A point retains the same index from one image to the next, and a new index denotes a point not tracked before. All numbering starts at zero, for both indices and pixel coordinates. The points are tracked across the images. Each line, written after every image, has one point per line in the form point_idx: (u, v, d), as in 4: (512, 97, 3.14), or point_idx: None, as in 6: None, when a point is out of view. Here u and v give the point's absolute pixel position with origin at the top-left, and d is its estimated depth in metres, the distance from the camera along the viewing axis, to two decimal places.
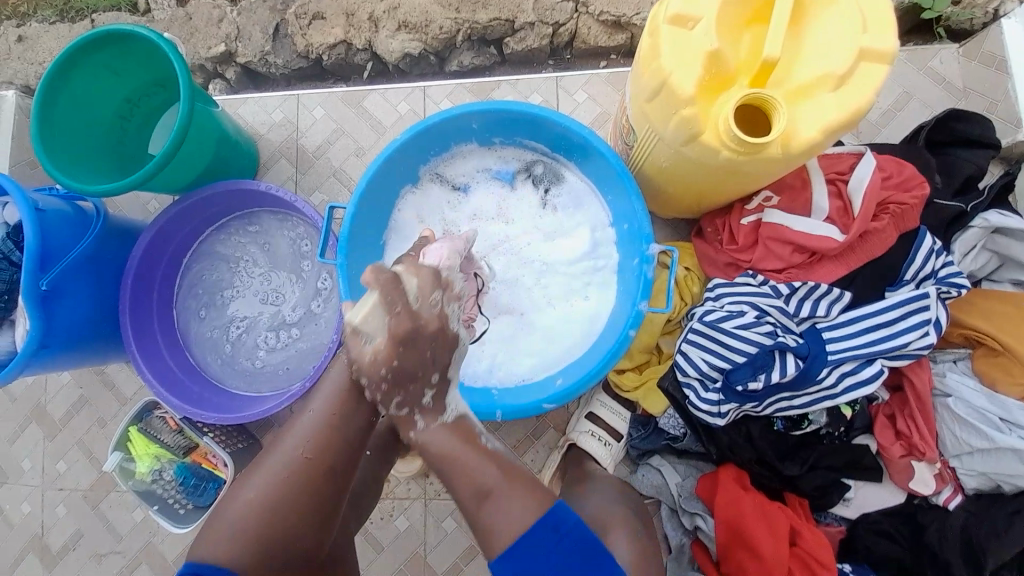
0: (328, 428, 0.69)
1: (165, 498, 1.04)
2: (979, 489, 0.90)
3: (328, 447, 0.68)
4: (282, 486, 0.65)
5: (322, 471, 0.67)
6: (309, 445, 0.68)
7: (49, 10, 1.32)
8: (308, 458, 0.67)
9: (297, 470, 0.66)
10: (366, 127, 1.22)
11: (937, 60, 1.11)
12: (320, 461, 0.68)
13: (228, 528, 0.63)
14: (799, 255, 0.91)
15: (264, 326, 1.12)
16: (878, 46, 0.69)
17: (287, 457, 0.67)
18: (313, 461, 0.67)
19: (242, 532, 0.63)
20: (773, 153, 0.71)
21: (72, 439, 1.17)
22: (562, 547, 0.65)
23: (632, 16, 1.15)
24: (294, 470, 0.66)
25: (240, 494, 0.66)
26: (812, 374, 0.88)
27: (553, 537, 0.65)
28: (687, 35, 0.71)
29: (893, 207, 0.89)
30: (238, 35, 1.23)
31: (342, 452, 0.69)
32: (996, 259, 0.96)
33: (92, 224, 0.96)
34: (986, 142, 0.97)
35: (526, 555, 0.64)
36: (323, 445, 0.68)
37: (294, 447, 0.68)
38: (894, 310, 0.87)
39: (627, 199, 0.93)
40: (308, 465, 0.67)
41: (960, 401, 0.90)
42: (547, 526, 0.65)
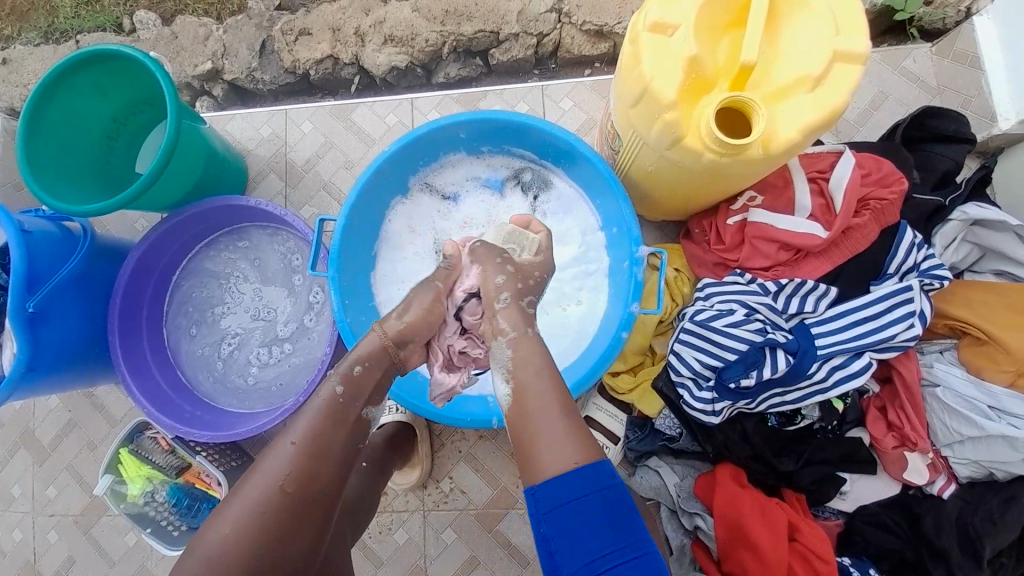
0: (311, 455, 0.67)
1: (157, 521, 1.01)
2: (972, 477, 0.92)
3: (312, 475, 0.66)
4: (262, 517, 0.63)
5: (310, 497, 0.66)
6: (289, 476, 0.65)
7: (34, 33, 1.33)
8: (287, 491, 0.65)
9: (278, 502, 0.64)
10: (354, 140, 1.23)
11: (910, 60, 1.14)
12: (301, 489, 0.65)
13: (211, 562, 0.62)
14: (784, 252, 0.93)
15: (256, 342, 1.11)
16: (852, 49, 0.71)
17: (269, 485, 0.65)
18: (292, 492, 0.65)
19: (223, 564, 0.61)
20: (754, 154, 0.73)
21: (61, 464, 1.15)
22: (608, 498, 0.59)
23: (614, 26, 1.18)
24: (275, 502, 0.64)
25: (217, 528, 0.63)
26: (803, 369, 0.89)
27: (607, 480, 0.60)
28: (666, 42, 0.73)
29: (873, 203, 0.92)
30: (225, 53, 1.24)
31: (327, 478, 0.67)
32: (976, 250, 0.98)
33: (80, 245, 0.96)
34: (962, 138, 1.00)
35: (569, 493, 0.59)
36: (308, 468, 0.66)
37: (277, 469, 0.66)
38: (879, 304, 0.89)
39: (615, 202, 0.94)
40: (289, 500, 0.64)
41: (949, 390, 0.91)
42: (599, 472, 0.61)
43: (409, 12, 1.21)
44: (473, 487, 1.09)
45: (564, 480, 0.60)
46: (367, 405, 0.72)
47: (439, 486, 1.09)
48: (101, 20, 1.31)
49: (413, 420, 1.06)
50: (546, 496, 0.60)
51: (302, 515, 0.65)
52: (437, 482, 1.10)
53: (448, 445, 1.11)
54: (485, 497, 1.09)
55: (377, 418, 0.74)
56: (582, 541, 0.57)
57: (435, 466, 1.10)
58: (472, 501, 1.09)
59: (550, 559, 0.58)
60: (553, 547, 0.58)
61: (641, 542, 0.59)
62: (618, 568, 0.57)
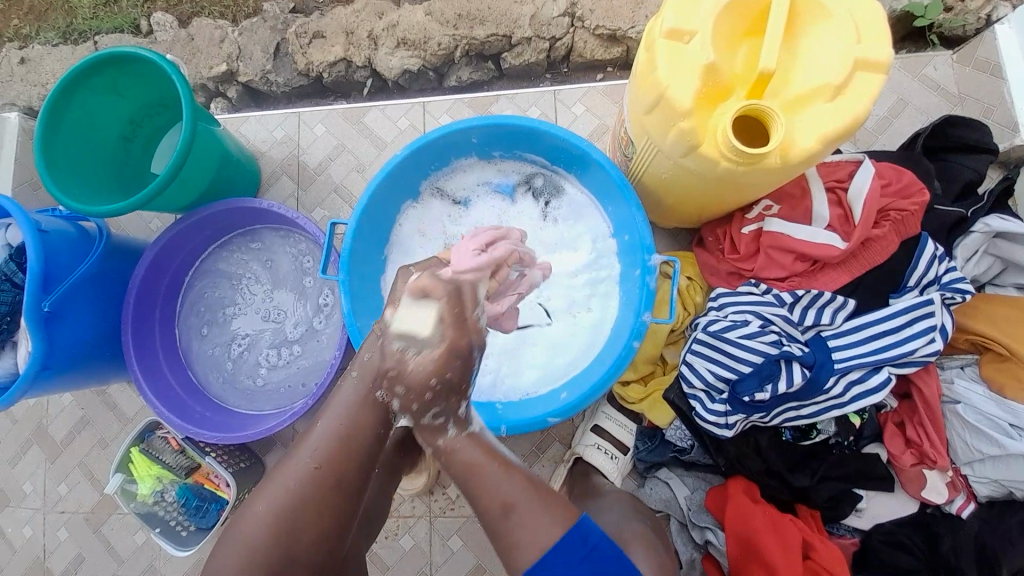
0: (337, 439, 0.67)
1: (166, 521, 1.02)
2: (991, 496, 0.89)
3: (342, 458, 0.67)
4: (292, 497, 0.64)
5: (335, 482, 0.66)
6: (318, 454, 0.66)
7: (53, 33, 1.35)
8: (317, 466, 0.66)
9: (307, 480, 0.65)
10: (365, 143, 1.24)
11: (931, 67, 1.12)
12: (325, 476, 0.65)
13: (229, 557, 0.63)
14: (801, 263, 0.91)
15: (266, 343, 1.11)
16: (874, 57, 0.70)
17: (290, 482, 0.65)
18: (322, 472, 0.65)
19: (251, 545, 0.62)
20: (772, 163, 0.72)
21: (73, 461, 1.16)
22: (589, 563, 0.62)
23: (628, 30, 1.17)
24: (304, 481, 0.65)
25: (255, 508, 0.64)
26: (820, 383, 0.87)
27: (582, 549, 0.63)
28: (683, 49, 0.72)
29: (893, 214, 0.90)
30: (239, 55, 1.25)
31: (355, 467, 0.67)
32: (999, 264, 0.96)
33: (95, 245, 0.97)
34: (984, 148, 0.98)
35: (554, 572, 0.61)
36: (337, 458, 0.67)
37: (304, 455, 0.66)
38: (898, 318, 0.87)
39: (627, 209, 0.93)
40: (323, 473, 0.65)
41: (970, 407, 0.89)
42: (576, 538, 0.63)
43: (422, 16, 1.21)
44: None
45: (545, 563, 0.61)
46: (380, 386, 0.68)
47: (446, 492, 1.09)
48: (118, 21, 1.33)
49: None
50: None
51: (332, 498, 0.65)
52: (444, 488, 1.09)
53: None
54: None
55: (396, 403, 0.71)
56: None
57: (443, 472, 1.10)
58: None
59: None
60: None
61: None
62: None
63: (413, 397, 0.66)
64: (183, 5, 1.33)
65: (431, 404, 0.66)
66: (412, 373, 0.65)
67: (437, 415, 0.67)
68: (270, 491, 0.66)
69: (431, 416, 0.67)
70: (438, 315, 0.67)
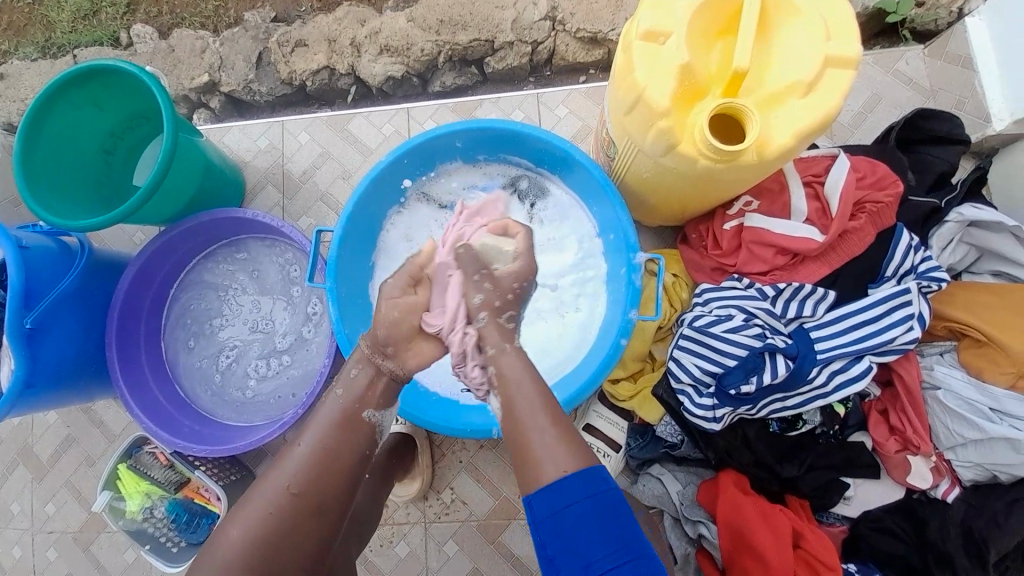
0: (316, 460, 0.67)
1: (156, 537, 1.01)
2: (975, 480, 0.91)
3: (320, 482, 0.66)
4: (269, 522, 0.64)
5: (313, 505, 0.66)
6: (298, 482, 0.65)
7: (32, 48, 1.33)
8: (293, 493, 0.65)
9: (285, 505, 0.64)
10: (351, 150, 1.24)
11: (903, 61, 1.15)
12: (309, 494, 0.65)
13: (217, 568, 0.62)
14: (781, 257, 0.93)
15: (255, 354, 1.10)
16: (843, 54, 0.72)
17: (275, 492, 0.65)
18: (301, 495, 0.65)
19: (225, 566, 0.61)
20: (749, 159, 0.73)
21: (60, 481, 1.14)
22: (601, 502, 0.58)
23: (608, 32, 1.19)
24: (281, 505, 0.64)
25: (227, 533, 0.64)
26: (803, 374, 0.88)
27: (600, 484, 0.59)
28: (659, 50, 0.73)
29: (869, 206, 0.92)
30: (221, 65, 1.25)
31: (336, 486, 0.67)
32: (974, 251, 0.98)
33: (77, 260, 0.96)
34: (956, 139, 1.00)
35: (564, 495, 0.58)
36: (319, 468, 0.67)
37: (285, 473, 0.66)
38: (877, 307, 0.88)
39: (611, 209, 0.94)
40: (296, 502, 0.65)
41: (950, 392, 0.91)
42: (594, 475, 0.59)
43: (404, 22, 1.21)
44: (475, 498, 1.08)
45: (557, 485, 0.59)
46: (368, 406, 0.71)
47: (440, 497, 1.09)
48: (98, 34, 1.32)
49: (414, 431, 1.05)
50: (543, 501, 0.59)
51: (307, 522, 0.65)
52: (438, 493, 1.09)
53: (449, 456, 1.10)
54: (486, 508, 1.08)
55: (383, 422, 0.73)
56: (582, 546, 0.56)
57: (436, 477, 1.09)
58: (475, 512, 1.08)
59: (549, 565, 0.57)
60: (552, 553, 0.57)
61: (637, 543, 0.57)
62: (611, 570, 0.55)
63: (499, 295, 0.76)
64: (164, 16, 1.32)
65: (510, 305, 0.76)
66: (502, 276, 0.77)
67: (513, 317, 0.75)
68: (242, 515, 0.65)
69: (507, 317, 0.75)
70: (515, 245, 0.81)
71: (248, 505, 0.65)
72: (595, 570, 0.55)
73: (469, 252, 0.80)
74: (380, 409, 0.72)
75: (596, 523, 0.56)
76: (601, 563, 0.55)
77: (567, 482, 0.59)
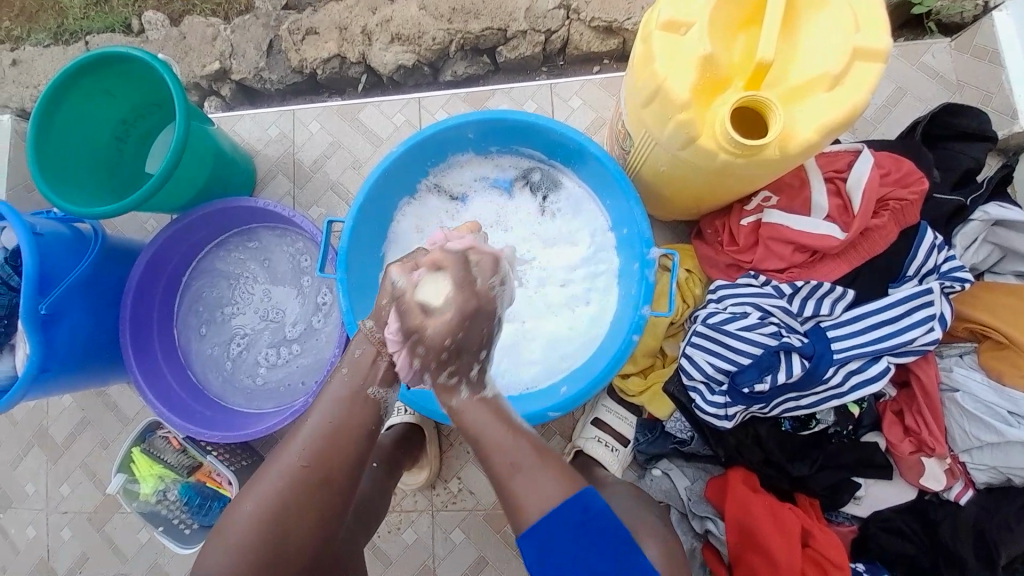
0: (325, 436, 0.68)
1: (170, 519, 1.02)
2: (989, 483, 0.89)
3: (329, 454, 0.67)
4: (281, 495, 0.64)
5: (323, 480, 0.66)
6: (310, 468, 0.66)
7: (44, 34, 1.33)
8: (304, 466, 0.65)
9: (296, 478, 0.65)
10: (361, 140, 1.23)
11: (929, 55, 1.12)
12: (319, 481, 0.66)
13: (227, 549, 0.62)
14: (799, 254, 0.91)
15: (265, 343, 1.11)
16: (872, 46, 0.69)
17: (285, 479, 0.65)
18: (311, 469, 0.65)
19: (243, 541, 0.62)
20: (771, 154, 0.71)
21: (74, 462, 1.16)
22: (589, 531, 0.62)
23: (624, 22, 1.16)
24: (293, 478, 0.65)
25: (242, 506, 0.65)
26: (819, 374, 0.87)
27: (580, 516, 0.63)
28: (680, 41, 0.71)
29: (892, 204, 0.89)
30: (232, 53, 1.24)
31: (345, 462, 0.67)
32: (997, 252, 0.95)
33: (91, 246, 0.96)
34: (983, 136, 0.97)
35: (553, 531, 0.62)
36: (324, 456, 0.66)
37: (293, 455, 0.66)
38: (897, 307, 0.87)
39: (625, 203, 0.93)
40: (307, 473, 0.65)
41: (969, 395, 0.89)
42: (574, 507, 0.63)
43: (416, 10, 1.19)
44: (482, 488, 1.09)
45: (542, 527, 0.62)
46: (373, 384, 0.71)
47: (448, 487, 1.09)
48: (109, 21, 1.31)
49: (421, 421, 1.05)
50: (532, 545, 0.62)
51: (319, 494, 0.65)
52: (446, 482, 1.09)
53: (457, 446, 1.10)
54: (493, 498, 1.08)
55: (387, 400, 0.72)
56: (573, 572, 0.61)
57: (444, 467, 1.10)
58: (481, 502, 1.08)
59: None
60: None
61: (630, 558, 0.63)
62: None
63: (431, 358, 0.68)
64: (175, 3, 1.31)
65: (448, 363, 0.68)
66: (429, 335, 0.67)
67: (452, 374, 0.68)
68: (254, 490, 0.66)
69: (446, 376, 0.69)
70: (449, 287, 0.68)
71: (258, 490, 0.65)
72: None
73: (399, 305, 0.70)
74: (385, 386, 0.71)
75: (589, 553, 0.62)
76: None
77: (554, 519, 0.62)
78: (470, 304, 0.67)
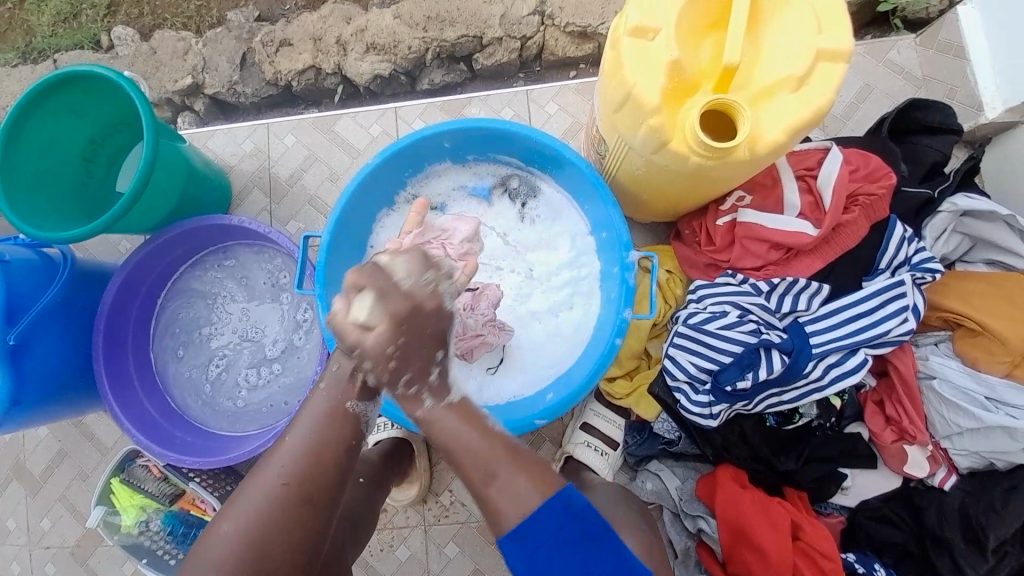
0: (306, 456, 0.65)
1: (153, 551, 0.99)
2: (972, 468, 0.91)
3: (310, 474, 0.65)
4: (264, 516, 0.62)
5: (308, 501, 0.64)
6: (288, 471, 0.64)
7: (11, 54, 1.30)
8: (286, 484, 0.64)
9: (277, 498, 0.63)
10: (339, 152, 1.22)
11: (893, 51, 1.15)
12: (302, 490, 0.64)
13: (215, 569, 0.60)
14: (775, 252, 0.93)
15: (245, 363, 1.09)
16: (834, 47, 0.71)
17: (270, 492, 0.63)
18: (292, 487, 0.63)
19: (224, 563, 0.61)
20: (741, 155, 0.72)
21: (54, 495, 1.12)
22: (573, 531, 0.58)
23: (597, 26, 1.17)
24: (274, 497, 0.63)
25: (221, 527, 0.63)
26: (799, 369, 0.88)
27: (562, 514, 0.59)
28: (647, 46, 0.72)
29: (862, 198, 0.91)
30: (205, 67, 1.22)
31: (327, 483, 0.66)
32: (968, 240, 0.98)
33: (60, 272, 0.93)
34: (949, 128, 1.00)
35: (533, 535, 0.58)
36: (307, 473, 0.65)
37: (272, 474, 0.64)
38: (873, 299, 0.88)
39: (603, 208, 0.93)
40: (288, 492, 0.64)
41: (945, 382, 0.92)
42: (556, 504, 0.59)
43: (390, 19, 1.19)
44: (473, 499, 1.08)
45: (524, 527, 0.58)
46: (351, 397, 0.67)
47: (439, 500, 1.08)
48: (78, 38, 1.28)
49: (409, 435, 1.04)
50: (513, 546, 0.58)
51: (301, 511, 0.63)
52: (437, 496, 1.08)
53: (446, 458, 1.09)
54: None
55: (368, 414, 0.69)
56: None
57: (435, 480, 1.09)
58: (474, 514, 1.08)
59: None
60: None
61: (613, 555, 0.60)
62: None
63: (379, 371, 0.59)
64: (145, 18, 1.29)
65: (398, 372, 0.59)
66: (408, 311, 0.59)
67: (410, 382, 0.59)
68: (231, 509, 0.64)
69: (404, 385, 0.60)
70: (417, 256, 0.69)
71: (240, 500, 0.64)
72: None
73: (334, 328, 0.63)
74: (363, 400, 0.68)
75: (571, 550, 0.58)
76: None
77: (534, 517, 0.58)
78: (402, 311, 0.58)
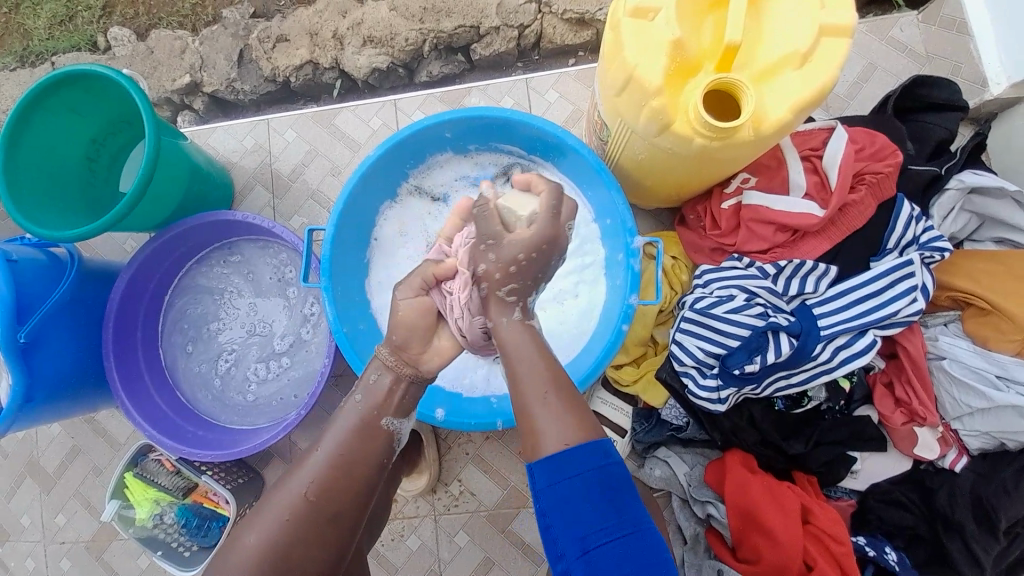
0: (324, 455, 0.66)
1: (167, 543, 1.01)
2: (983, 448, 0.91)
3: (337, 488, 0.64)
4: (291, 530, 0.62)
5: (319, 497, 0.63)
6: (313, 486, 0.64)
7: (9, 57, 1.30)
8: (310, 499, 0.63)
9: (302, 511, 0.63)
10: (339, 146, 1.21)
11: (897, 29, 1.12)
12: (324, 501, 0.63)
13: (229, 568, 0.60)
14: (781, 234, 0.92)
15: (253, 358, 1.10)
16: (838, 23, 0.70)
17: (291, 498, 0.63)
18: (319, 503, 0.63)
19: None
20: (745, 136, 0.71)
21: (68, 492, 1.14)
22: (605, 479, 0.56)
23: (596, 13, 1.16)
24: (300, 511, 0.62)
25: (242, 540, 0.62)
26: (807, 351, 0.88)
27: (599, 460, 0.57)
28: (649, 27, 0.71)
29: (869, 177, 0.90)
30: (202, 65, 1.22)
31: (352, 498, 0.65)
32: (976, 219, 0.97)
33: (67, 270, 0.94)
34: (954, 106, 0.98)
35: (566, 468, 0.57)
36: (334, 488, 0.64)
37: (297, 485, 0.64)
38: (881, 280, 0.88)
39: (607, 193, 0.93)
40: (314, 507, 0.63)
41: (955, 361, 0.91)
42: (593, 450, 0.58)
43: (387, 11, 1.18)
44: (483, 488, 1.09)
45: (561, 456, 0.57)
46: (386, 413, 0.69)
47: (448, 490, 1.09)
48: (75, 39, 1.28)
49: (418, 425, 1.05)
50: (544, 472, 0.57)
51: (312, 505, 0.63)
52: (446, 486, 1.09)
53: (455, 448, 1.10)
54: (496, 497, 1.08)
55: (400, 430, 0.70)
56: (578, 518, 0.55)
57: (443, 470, 1.09)
58: (483, 503, 1.08)
59: (544, 530, 0.56)
60: (549, 521, 0.56)
61: (635, 513, 0.56)
62: (606, 545, 0.54)
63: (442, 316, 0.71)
64: (141, 17, 1.28)
65: (513, 278, 0.66)
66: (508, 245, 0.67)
67: (512, 291, 0.67)
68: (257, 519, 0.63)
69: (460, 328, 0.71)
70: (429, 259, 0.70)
71: (265, 511, 0.63)
72: (590, 546, 0.54)
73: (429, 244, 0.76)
74: (398, 416, 0.70)
75: (599, 495, 0.55)
76: (594, 539, 0.54)
77: (570, 453, 0.57)
78: (548, 233, 0.67)
